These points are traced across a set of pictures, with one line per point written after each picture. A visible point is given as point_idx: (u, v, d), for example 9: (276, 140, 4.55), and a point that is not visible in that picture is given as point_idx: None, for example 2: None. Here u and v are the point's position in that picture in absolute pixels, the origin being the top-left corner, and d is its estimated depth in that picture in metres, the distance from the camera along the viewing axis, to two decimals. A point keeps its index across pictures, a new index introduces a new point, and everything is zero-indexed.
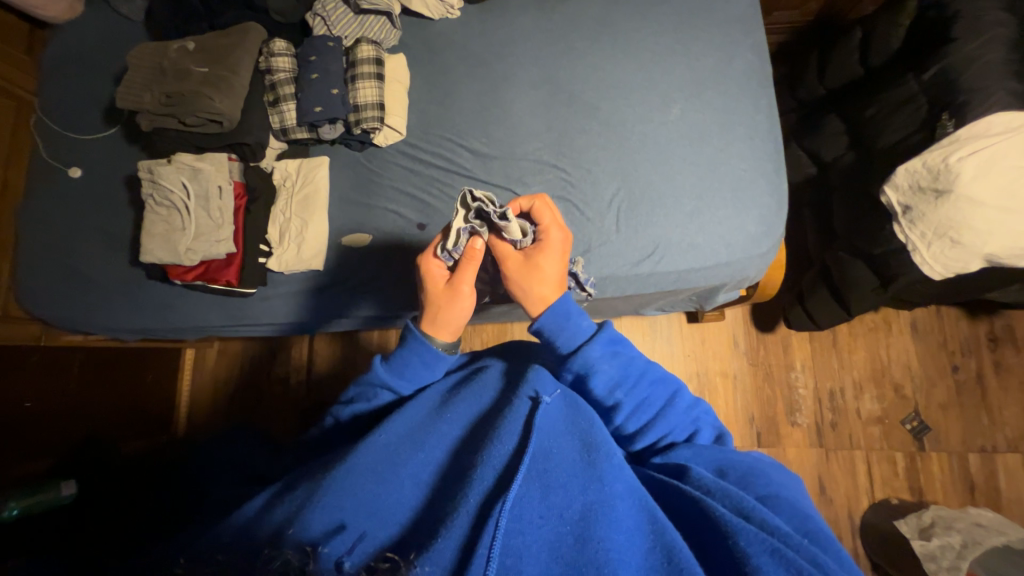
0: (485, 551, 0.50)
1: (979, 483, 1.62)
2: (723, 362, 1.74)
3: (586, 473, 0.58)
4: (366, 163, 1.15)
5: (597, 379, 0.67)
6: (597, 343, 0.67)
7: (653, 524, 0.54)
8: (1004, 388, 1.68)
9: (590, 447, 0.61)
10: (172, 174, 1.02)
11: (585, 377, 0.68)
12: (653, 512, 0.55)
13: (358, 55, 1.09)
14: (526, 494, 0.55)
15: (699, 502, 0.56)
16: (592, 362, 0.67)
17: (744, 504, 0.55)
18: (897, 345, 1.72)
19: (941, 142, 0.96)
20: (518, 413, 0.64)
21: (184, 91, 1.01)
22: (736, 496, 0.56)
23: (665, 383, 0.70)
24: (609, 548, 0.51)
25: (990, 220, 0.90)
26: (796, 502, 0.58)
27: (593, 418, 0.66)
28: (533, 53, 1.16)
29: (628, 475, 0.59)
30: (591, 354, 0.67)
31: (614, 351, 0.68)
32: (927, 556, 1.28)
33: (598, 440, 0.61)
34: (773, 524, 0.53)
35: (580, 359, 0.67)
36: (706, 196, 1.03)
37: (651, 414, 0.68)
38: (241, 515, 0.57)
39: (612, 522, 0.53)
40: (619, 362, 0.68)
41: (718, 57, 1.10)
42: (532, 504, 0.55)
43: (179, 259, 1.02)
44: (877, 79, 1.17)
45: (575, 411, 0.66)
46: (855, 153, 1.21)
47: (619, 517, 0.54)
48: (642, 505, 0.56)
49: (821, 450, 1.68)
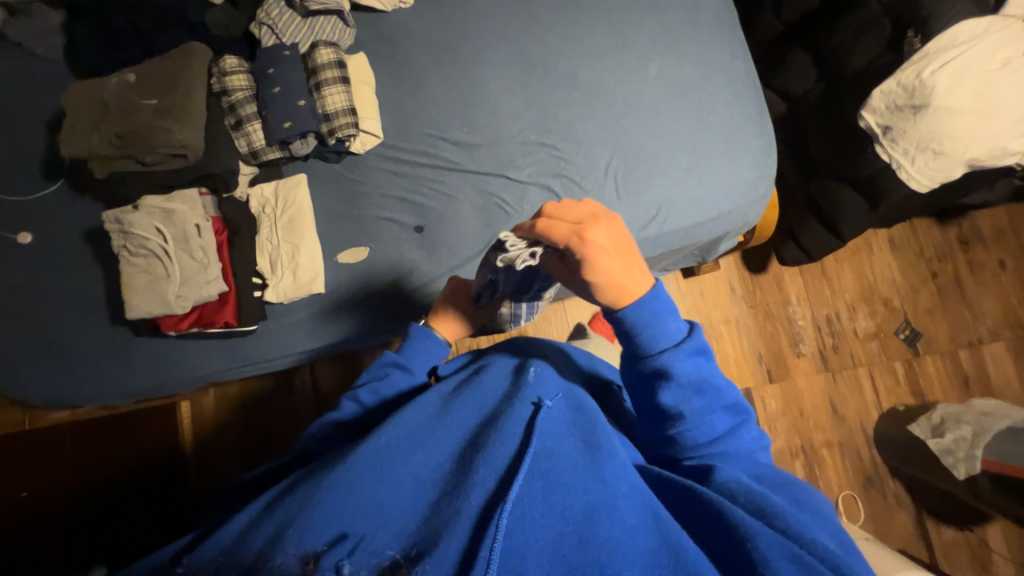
0: (493, 548, 0.48)
1: (972, 375, 1.74)
2: (724, 309, 1.78)
3: (584, 475, 0.57)
4: (348, 174, 1.10)
5: (667, 392, 0.63)
6: (682, 351, 0.63)
7: (649, 517, 0.54)
8: (979, 284, 1.79)
9: (592, 449, 0.60)
10: (143, 221, 0.93)
11: (658, 379, 0.63)
12: (653, 508, 0.56)
13: (318, 61, 1.02)
14: (528, 496, 0.53)
15: (712, 502, 0.55)
16: (673, 367, 0.62)
17: (765, 512, 0.54)
18: (879, 262, 1.81)
19: (912, 59, 0.98)
20: (521, 421, 0.62)
21: (137, 127, 0.92)
22: (752, 500, 0.56)
23: (736, 408, 0.66)
24: (613, 546, 0.50)
25: (968, 126, 0.94)
26: (828, 518, 0.58)
27: (597, 420, 0.66)
28: (498, 32, 1.12)
29: (627, 475, 0.58)
30: (673, 360, 0.62)
31: (693, 364, 0.63)
32: (944, 451, 1.37)
33: (599, 442, 0.61)
34: (798, 531, 0.52)
35: (662, 360, 0.62)
36: (699, 149, 1.03)
37: (699, 424, 0.63)
38: (235, 531, 0.54)
39: (615, 523, 0.52)
40: (702, 376, 0.63)
41: (685, 7, 1.09)
42: (534, 508, 0.53)
43: (170, 309, 0.94)
44: (833, 7, 1.19)
45: (578, 416, 0.66)
46: (825, 84, 1.24)
47: (619, 512, 0.53)
48: (639, 496, 0.57)
49: (828, 374, 1.76)
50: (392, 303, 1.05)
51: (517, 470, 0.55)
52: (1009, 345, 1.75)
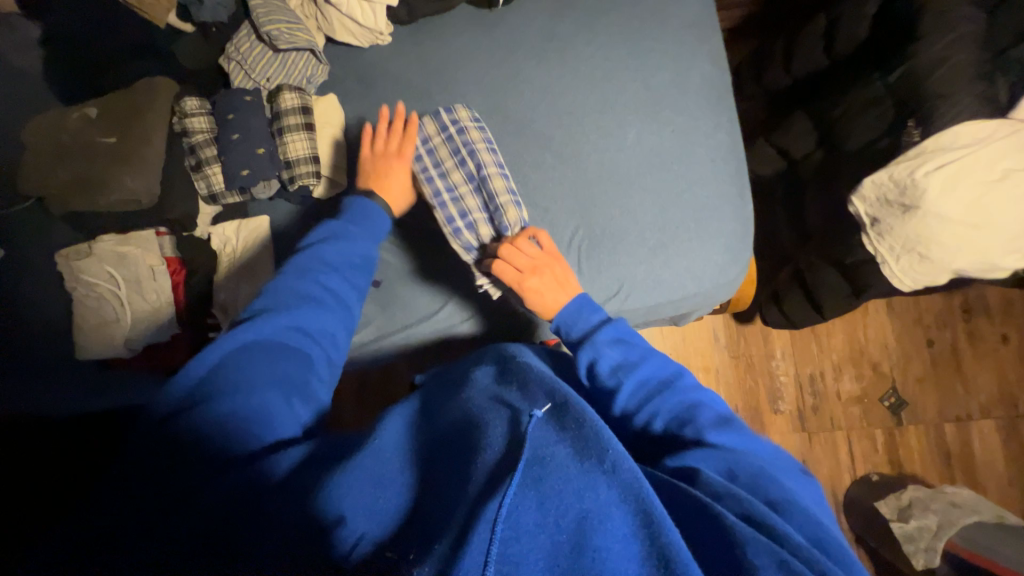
0: (483, 555, 0.43)
1: (955, 451, 1.67)
2: (705, 356, 1.70)
3: (574, 474, 0.48)
4: (311, 218, 1.06)
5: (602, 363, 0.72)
6: (602, 330, 0.76)
7: (642, 518, 0.46)
8: (977, 356, 1.71)
9: (578, 449, 0.51)
10: (94, 265, 0.94)
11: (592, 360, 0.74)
12: (641, 498, 0.47)
13: (281, 106, 0.99)
14: (520, 499, 0.46)
15: (710, 511, 0.49)
16: (598, 349, 0.74)
17: (762, 520, 0.49)
18: (874, 324, 1.72)
19: (907, 154, 0.90)
20: (504, 423, 0.56)
21: (92, 172, 0.92)
22: (748, 509, 0.50)
23: (725, 420, 0.66)
24: (605, 553, 0.43)
25: (958, 236, 0.87)
26: (805, 512, 0.54)
27: (585, 414, 0.55)
28: (475, 79, 1.07)
29: (624, 474, 0.49)
30: (599, 344, 0.74)
31: (657, 372, 0.70)
32: (906, 537, 1.35)
33: (592, 439, 0.52)
34: (783, 535, 0.48)
35: (589, 346, 0.74)
36: (670, 229, 0.99)
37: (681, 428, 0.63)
38: (204, 520, 0.51)
39: (609, 528, 0.45)
40: (624, 349, 0.74)
41: (672, 72, 1.05)
42: (527, 510, 0.46)
43: (117, 351, 0.95)
44: (840, 74, 1.10)
45: (563, 410, 0.56)
46: (825, 153, 1.15)
47: (614, 513, 0.46)
48: (631, 494, 0.47)
49: (804, 434, 1.69)
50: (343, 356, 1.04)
51: (504, 475, 0.48)
52: (999, 424, 1.68)
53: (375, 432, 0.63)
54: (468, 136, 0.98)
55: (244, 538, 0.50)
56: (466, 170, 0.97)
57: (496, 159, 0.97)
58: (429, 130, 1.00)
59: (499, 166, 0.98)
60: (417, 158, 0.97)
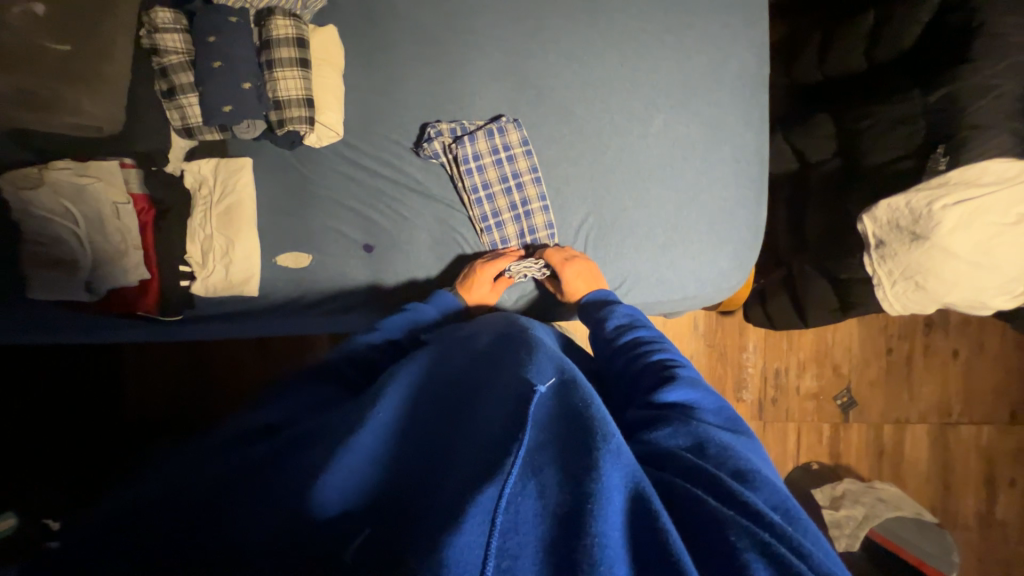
0: (480, 550, 0.35)
1: (887, 446, 1.71)
2: (680, 342, 1.61)
3: (575, 457, 0.41)
4: (298, 167, 0.96)
5: (629, 345, 0.72)
6: (635, 322, 0.76)
7: (645, 514, 0.39)
8: (926, 369, 1.74)
9: (580, 430, 0.43)
10: (48, 197, 0.82)
11: (620, 347, 0.72)
12: (641, 486, 0.41)
13: (272, 33, 0.86)
14: (519, 489, 0.39)
15: (715, 507, 0.42)
16: (630, 334, 0.74)
17: (767, 518, 0.42)
18: (843, 328, 1.70)
19: (930, 182, 0.92)
20: (503, 395, 0.47)
21: (37, 88, 0.77)
22: (757, 507, 0.43)
23: (731, 423, 0.59)
24: (606, 543, 0.35)
25: (958, 272, 0.91)
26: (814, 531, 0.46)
27: (592, 395, 0.48)
28: (498, 32, 0.96)
29: (628, 460, 0.42)
30: (635, 332, 0.74)
31: (666, 356, 0.67)
32: (834, 523, 1.50)
33: (596, 420, 0.44)
34: (807, 549, 0.40)
35: (621, 332, 0.75)
36: (681, 229, 0.99)
37: (685, 415, 0.56)
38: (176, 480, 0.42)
39: (608, 511, 0.37)
40: (649, 346, 0.70)
41: (711, 57, 1.01)
42: (527, 502, 0.38)
43: (78, 294, 0.86)
44: (878, 81, 1.03)
45: (571, 390, 0.48)
46: (842, 161, 1.10)
47: (617, 505, 0.39)
48: (633, 484, 0.41)
49: (759, 422, 1.66)
50: (317, 317, 0.97)
51: (503, 458, 0.40)
52: (930, 429, 1.73)
53: (375, 400, 0.50)
54: (509, 135, 0.96)
55: (229, 524, 0.40)
56: (503, 170, 0.96)
57: (535, 167, 0.97)
58: (471, 122, 0.96)
59: (536, 173, 0.97)
60: (457, 151, 0.93)
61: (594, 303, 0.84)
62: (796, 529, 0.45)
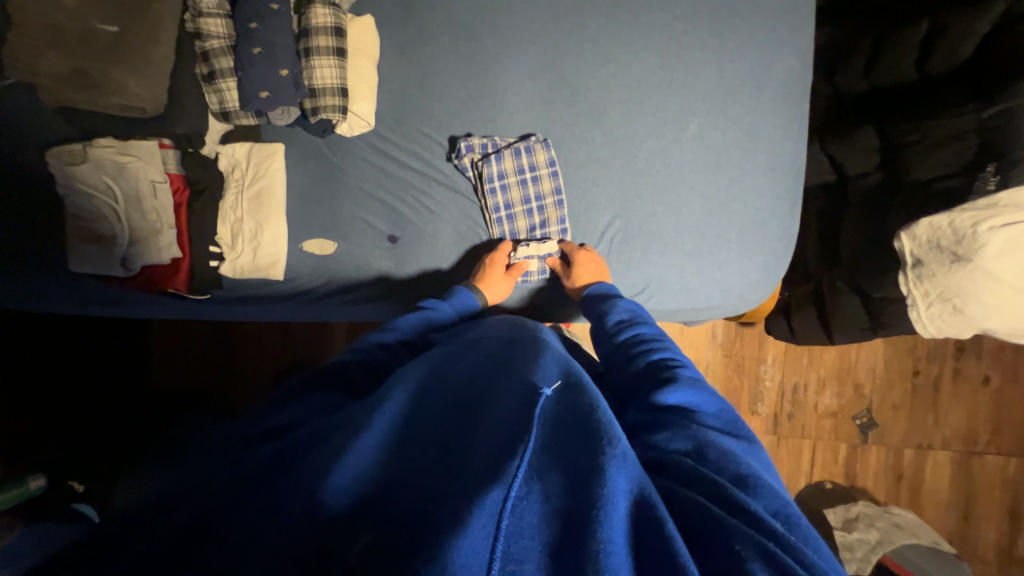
0: (485, 553, 0.34)
1: (907, 472, 1.66)
2: (697, 351, 1.59)
3: (581, 462, 0.42)
4: (330, 155, 0.98)
5: (630, 343, 0.71)
6: (636, 320, 0.75)
7: (649, 520, 0.39)
8: (955, 394, 1.67)
9: (586, 434, 0.44)
10: (91, 172, 0.85)
11: (620, 346, 0.72)
12: (645, 492, 0.40)
13: (312, 21, 0.87)
14: (525, 492, 0.39)
15: (717, 516, 0.40)
16: (631, 331, 0.73)
17: (770, 527, 0.40)
18: (868, 347, 1.65)
19: (979, 203, 0.87)
20: (512, 397, 0.47)
21: (88, 69, 0.80)
22: (760, 516, 0.41)
23: (732, 426, 0.57)
24: (611, 549, 0.36)
25: (1000, 297, 0.88)
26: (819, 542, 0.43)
27: (599, 399, 0.48)
28: (534, 28, 0.95)
29: (633, 465, 0.42)
30: (636, 328, 0.73)
31: (668, 357, 0.65)
32: (846, 546, 1.46)
33: (602, 424, 0.44)
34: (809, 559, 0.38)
35: (622, 329, 0.74)
36: (709, 237, 0.98)
37: (685, 419, 0.55)
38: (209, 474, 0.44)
39: (612, 517, 0.37)
40: (649, 346, 0.69)
41: (752, 62, 0.98)
42: (532, 506, 0.38)
43: (114, 268, 0.88)
44: (928, 93, 0.98)
45: (577, 394, 0.49)
46: (884, 175, 1.06)
47: (621, 511, 0.39)
48: (638, 488, 0.41)
49: (774, 437, 1.63)
50: (338, 305, 0.99)
51: (507, 461, 0.40)
52: (954, 457, 1.67)
53: (381, 401, 0.50)
54: (536, 154, 0.95)
55: (245, 509, 0.40)
56: (526, 191, 0.96)
57: (558, 188, 0.96)
58: (502, 138, 0.96)
59: (559, 196, 0.96)
60: (483, 169, 0.94)
61: (596, 294, 0.84)
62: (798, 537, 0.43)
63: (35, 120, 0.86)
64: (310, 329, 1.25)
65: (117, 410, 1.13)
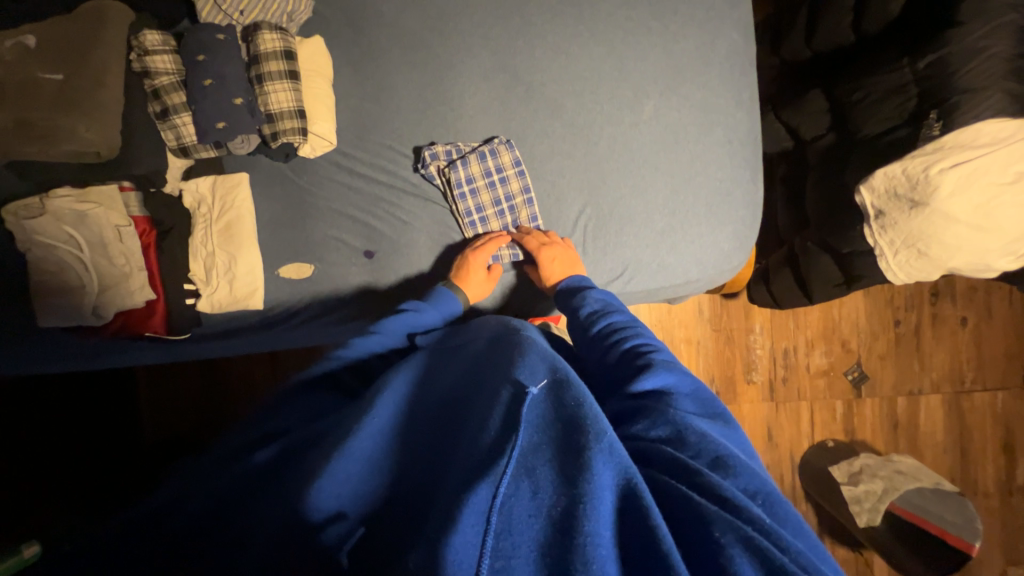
0: (476, 549, 0.35)
1: (902, 420, 1.70)
2: (687, 328, 1.60)
3: (567, 458, 0.41)
4: (295, 178, 0.97)
5: (606, 329, 0.72)
6: (613, 308, 0.76)
7: (636, 507, 0.39)
8: (937, 337, 1.72)
9: (571, 430, 0.43)
10: (50, 224, 0.83)
11: (597, 334, 0.72)
12: (633, 482, 0.40)
13: (261, 48, 0.87)
14: (513, 490, 0.39)
15: (699, 501, 0.41)
16: (608, 318, 0.74)
17: (749, 512, 0.41)
18: (849, 304, 1.69)
19: (926, 148, 0.92)
20: (497, 399, 0.46)
21: (33, 120, 0.78)
22: (737, 501, 0.42)
23: (707, 410, 0.58)
24: (597, 543, 0.36)
25: (959, 237, 0.91)
26: (798, 521, 0.45)
27: (586, 394, 0.47)
28: (483, 31, 0.97)
29: (620, 456, 0.42)
30: (612, 315, 0.74)
31: (642, 343, 0.66)
32: (853, 499, 1.49)
33: (588, 418, 0.44)
34: (786, 539, 0.39)
35: (598, 317, 0.75)
36: (678, 213, 1.00)
37: (664, 404, 0.55)
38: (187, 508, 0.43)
39: (600, 511, 0.37)
40: (629, 334, 0.69)
41: (696, 40, 1.01)
42: (522, 503, 0.38)
43: (86, 319, 0.86)
44: (867, 51, 1.02)
45: (563, 387, 0.48)
46: (836, 136, 1.10)
47: (608, 504, 0.39)
48: (625, 479, 0.40)
49: (772, 403, 1.65)
50: (320, 325, 0.97)
51: (497, 458, 0.41)
52: (945, 399, 1.72)
53: (374, 402, 0.49)
54: (501, 156, 0.96)
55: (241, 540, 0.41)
56: (496, 195, 0.97)
57: (527, 188, 0.98)
58: (465, 143, 0.97)
59: (529, 195, 0.98)
60: (450, 175, 0.94)
61: (569, 289, 0.84)
62: (775, 517, 0.44)
63: None
64: (300, 355, 1.23)
65: (109, 464, 1.09)
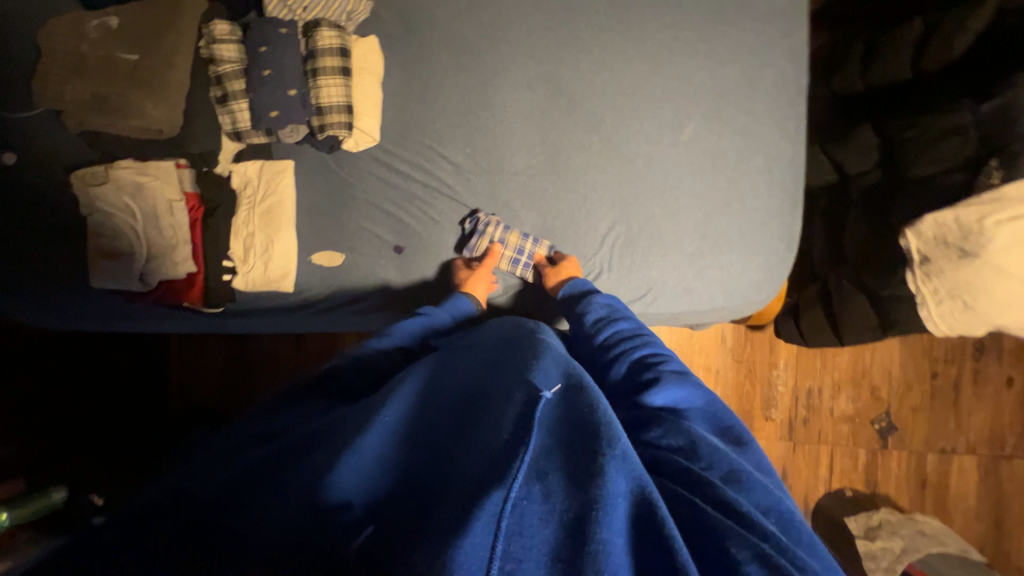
0: (487, 552, 0.35)
1: (931, 479, 1.60)
2: (707, 357, 1.56)
3: (580, 464, 0.42)
4: (337, 169, 1.01)
5: (611, 339, 0.71)
6: (620, 315, 0.76)
7: (650, 518, 0.39)
8: (977, 396, 1.62)
9: (586, 437, 0.44)
10: (111, 193, 0.89)
11: (604, 343, 0.71)
12: (646, 491, 0.40)
13: (318, 43, 0.91)
14: (525, 494, 0.39)
15: (713, 517, 0.40)
16: (612, 326, 0.73)
17: (763, 528, 0.40)
18: (882, 350, 1.61)
19: (982, 196, 0.87)
20: (511, 401, 0.47)
21: (110, 94, 0.85)
22: (751, 516, 0.41)
23: (717, 424, 0.57)
24: (611, 551, 0.36)
25: (1010, 292, 0.87)
26: (814, 544, 0.44)
27: (599, 400, 0.48)
28: (531, 42, 0.98)
29: (634, 465, 0.42)
30: (617, 323, 0.73)
31: (648, 354, 0.66)
32: (869, 555, 1.41)
33: (602, 425, 0.44)
34: (802, 560, 0.38)
35: (604, 325, 0.74)
36: (710, 239, 0.99)
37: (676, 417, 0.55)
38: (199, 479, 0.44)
39: (612, 518, 0.38)
40: (640, 342, 0.69)
41: (745, 65, 1.00)
42: (533, 507, 0.38)
43: (132, 284, 0.92)
44: (926, 90, 0.99)
45: (578, 396, 0.49)
46: (883, 173, 1.06)
47: (620, 512, 0.39)
48: (639, 487, 0.41)
49: (790, 444, 1.59)
50: (343, 315, 1.01)
51: (511, 460, 0.40)
52: (980, 462, 1.61)
53: (385, 400, 0.50)
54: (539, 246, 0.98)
55: (241, 524, 0.40)
56: None
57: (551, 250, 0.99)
58: (512, 197, 1.00)
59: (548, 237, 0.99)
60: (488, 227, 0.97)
61: (573, 293, 0.85)
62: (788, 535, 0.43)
63: (61, 147, 0.91)
64: (321, 339, 1.27)
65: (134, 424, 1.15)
